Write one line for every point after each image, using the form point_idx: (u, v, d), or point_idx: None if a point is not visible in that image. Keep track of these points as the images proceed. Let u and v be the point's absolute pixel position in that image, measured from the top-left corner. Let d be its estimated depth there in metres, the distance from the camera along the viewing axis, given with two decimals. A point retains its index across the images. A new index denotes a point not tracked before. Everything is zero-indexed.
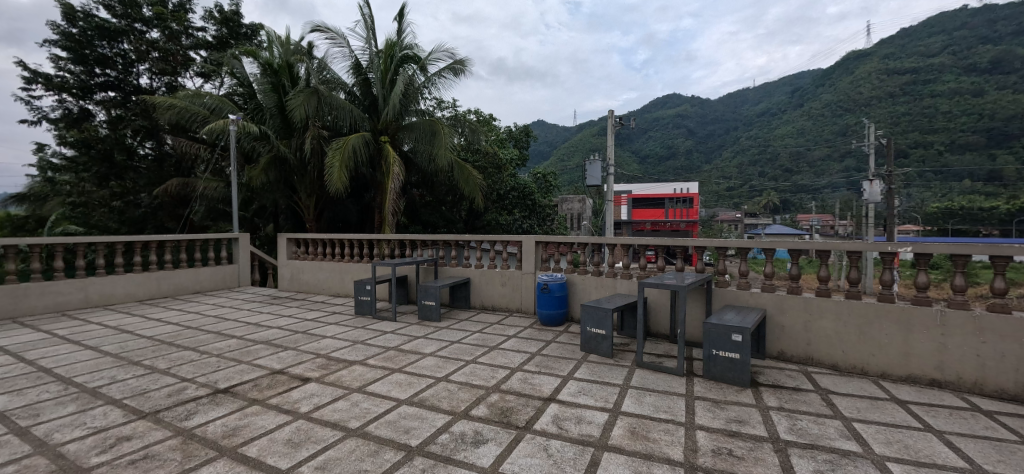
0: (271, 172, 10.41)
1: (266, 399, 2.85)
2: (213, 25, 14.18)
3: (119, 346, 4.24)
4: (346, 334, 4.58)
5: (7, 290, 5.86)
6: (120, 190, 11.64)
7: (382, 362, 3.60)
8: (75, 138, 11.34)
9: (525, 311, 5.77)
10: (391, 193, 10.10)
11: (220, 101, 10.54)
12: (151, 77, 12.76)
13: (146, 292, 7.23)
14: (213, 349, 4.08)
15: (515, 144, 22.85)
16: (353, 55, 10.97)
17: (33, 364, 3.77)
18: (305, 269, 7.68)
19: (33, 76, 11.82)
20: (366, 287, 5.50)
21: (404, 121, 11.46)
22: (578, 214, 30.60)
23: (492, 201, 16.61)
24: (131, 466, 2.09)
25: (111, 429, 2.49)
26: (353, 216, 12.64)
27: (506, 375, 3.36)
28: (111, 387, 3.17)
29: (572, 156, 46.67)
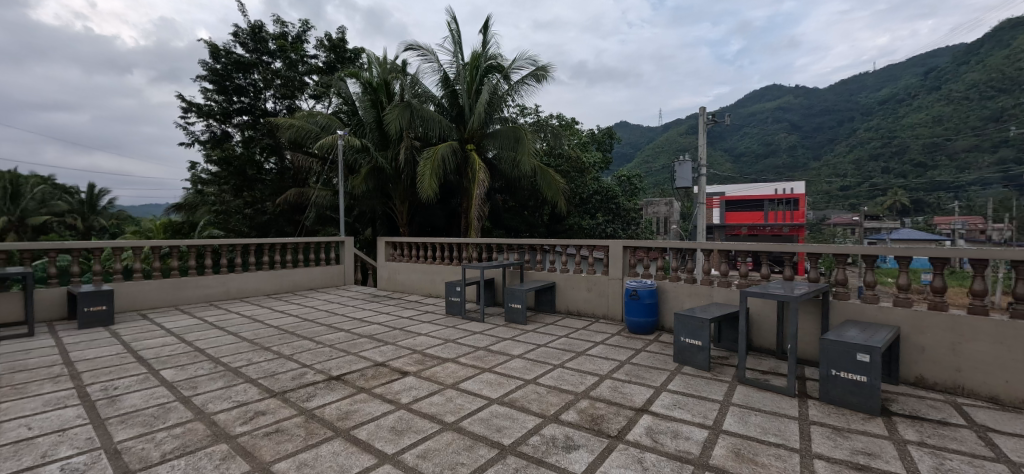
0: (371, 181, 11.40)
1: (372, 388, 3.11)
2: (324, 52, 15.97)
3: (253, 333, 4.91)
4: (439, 332, 4.83)
5: (172, 282, 7.10)
6: (251, 200, 13.49)
7: (474, 361, 3.74)
8: (218, 156, 13.41)
9: (611, 317, 5.62)
10: (477, 199, 10.52)
11: (329, 119, 11.81)
12: (274, 101, 14.69)
13: (271, 287, 8.30)
14: (325, 340, 4.56)
15: (598, 146, 22.45)
16: (442, 69, 11.62)
17: (191, 344, 4.52)
18: (400, 270, 8.26)
19: (189, 106, 14.25)
20: (456, 288, 5.77)
21: (489, 129, 11.86)
22: (664, 218, 29.14)
23: (575, 205, 16.45)
24: (266, 438, 2.40)
25: (249, 405, 2.89)
26: (441, 221, 13.37)
27: (595, 382, 3.30)
28: (247, 368, 3.69)
29: (657, 157, 44.62)
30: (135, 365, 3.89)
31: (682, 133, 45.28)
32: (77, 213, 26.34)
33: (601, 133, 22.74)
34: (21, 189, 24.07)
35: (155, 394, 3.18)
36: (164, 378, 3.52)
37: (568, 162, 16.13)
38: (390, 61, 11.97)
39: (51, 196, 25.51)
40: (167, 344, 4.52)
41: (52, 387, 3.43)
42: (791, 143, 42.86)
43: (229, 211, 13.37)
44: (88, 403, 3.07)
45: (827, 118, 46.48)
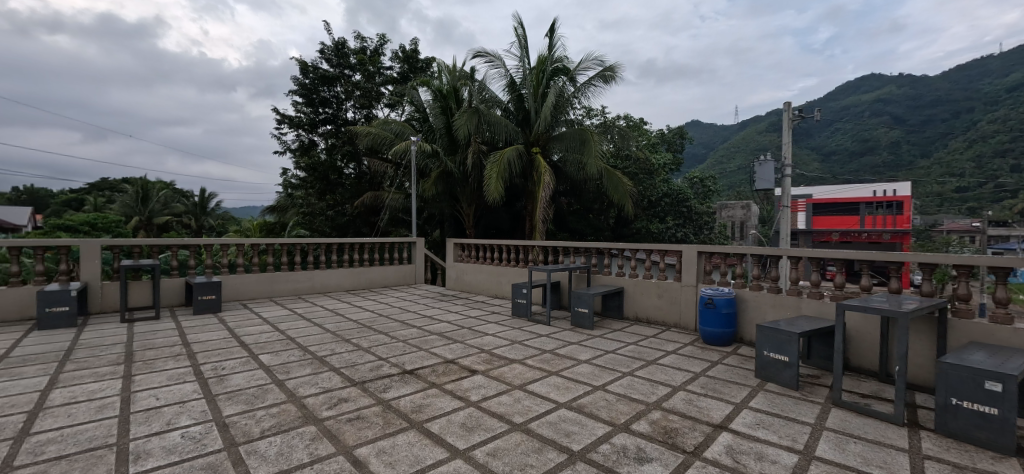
0: (440, 184, 11.87)
1: (443, 384, 3.22)
2: (398, 63, 16.92)
3: (335, 326, 5.31)
4: (506, 333, 4.89)
5: (268, 276, 7.87)
6: (333, 202, 14.59)
7: (540, 363, 3.74)
8: (306, 163, 14.68)
9: (684, 327, 5.34)
10: (542, 202, 10.53)
11: (403, 126, 12.48)
12: (354, 111, 15.69)
13: (350, 284, 8.92)
14: (399, 335, 4.80)
15: (668, 147, 21.52)
16: (509, 73, 11.80)
17: (283, 333, 4.99)
18: (468, 271, 8.49)
19: (282, 118, 15.78)
20: (522, 290, 5.81)
21: (555, 132, 11.84)
22: (741, 222, 27.18)
23: (643, 208, 15.89)
24: (348, 424, 2.57)
25: (333, 391, 3.12)
26: (506, 223, 13.57)
27: (668, 393, 3.15)
28: (330, 357, 3.98)
29: (733, 158, 41.83)
30: (238, 349, 4.37)
31: (762, 131, 42.08)
32: (193, 213, 30.16)
33: (672, 133, 21.79)
34: (150, 193, 28.09)
35: (254, 376, 3.54)
36: (261, 362, 3.91)
37: (636, 164, 15.65)
38: (459, 69, 12.37)
39: (174, 199, 29.51)
40: (263, 332, 5.02)
41: (174, 364, 3.95)
42: (894, 139, 38.15)
43: (314, 213, 14.58)
44: (202, 380, 3.49)
45: (940, 110, 40.76)
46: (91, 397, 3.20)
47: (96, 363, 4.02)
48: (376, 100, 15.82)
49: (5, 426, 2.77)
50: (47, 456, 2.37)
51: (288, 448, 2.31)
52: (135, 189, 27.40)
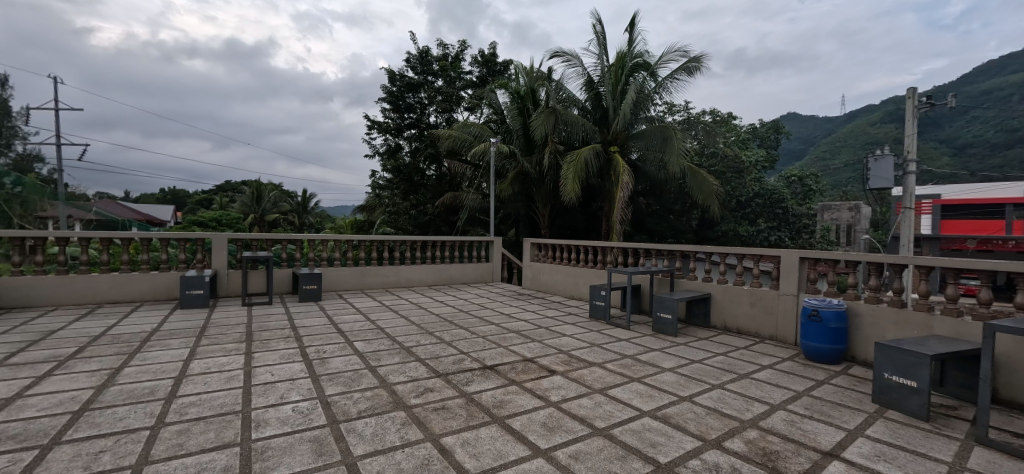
0: (516, 184, 12.05)
1: (523, 382, 3.25)
2: (477, 67, 17.46)
3: (419, 319, 5.61)
4: (584, 335, 4.82)
5: (360, 269, 8.55)
6: (416, 202, 15.43)
7: (622, 368, 3.62)
8: (392, 165, 15.67)
9: (781, 340, 4.87)
10: (620, 202, 10.21)
11: (482, 129, 12.85)
12: (436, 115, 16.45)
13: (432, 279, 9.37)
14: (479, 331, 4.94)
15: (760, 143, 19.80)
16: (586, 72, 11.63)
17: (374, 323, 5.37)
18: (544, 270, 8.52)
19: (372, 125, 17.00)
20: (601, 292, 5.70)
21: (634, 129, 11.45)
22: (847, 225, 24.19)
23: (730, 209, 14.78)
24: (435, 413, 2.69)
25: (420, 381, 3.29)
26: (581, 224, 13.41)
27: (766, 411, 2.88)
28: (416, 348, 4.21)
29: (839, 153, 37.32)
30: (336, 335, 4.79)
31: (876, 123, 37.08)
32: (296, 212, 33.67)
33: (765, 127, 19.98)
34: (264, 194, 31.92)
35: (350, 361, 3.85)
36: (356, 349, 4.24)
37: (724, 161, 14.57)
38: (537, 69, 12.41)
39: (282, 199, 33.20)
40: (357, 321, 5.46)
41: (284, 345, 4.44)
42: None
43: (399, 212, 15.54)
44: (307, 361, 3.88)
45: None
46: (221, 369, 3.70)
47: (224, 340, 4.65)
48: (456, 103, 16.46)
49: (159, 388, 3.30)
50: (190, 416, 2.79)
51: (381, 430, 2.48)
52: (252, 189, 31.26)
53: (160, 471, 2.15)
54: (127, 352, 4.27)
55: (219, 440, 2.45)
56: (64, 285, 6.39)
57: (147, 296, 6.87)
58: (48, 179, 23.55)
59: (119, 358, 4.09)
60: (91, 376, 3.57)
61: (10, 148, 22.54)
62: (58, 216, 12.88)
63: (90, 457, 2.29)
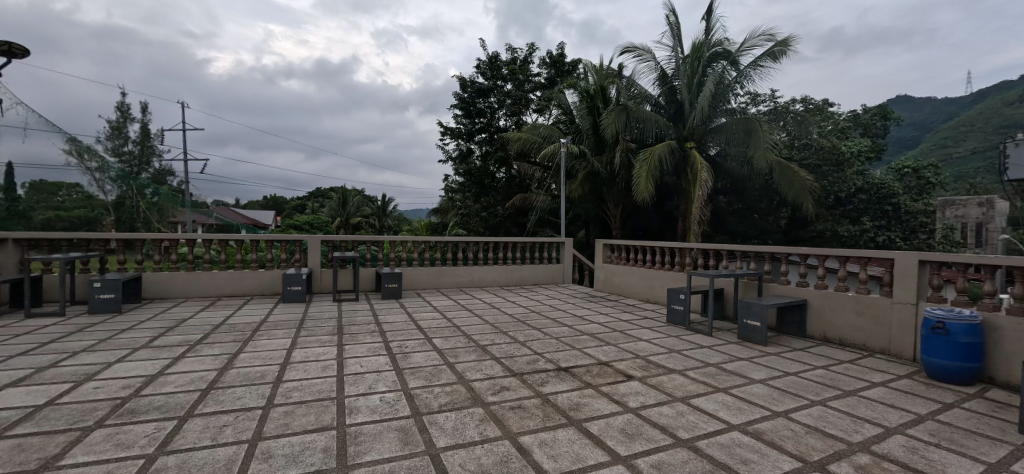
0: (587, 185, 11.87)
1: (599, 385, 3.19)
2: (546, 69, 17.56)
3: (492, 319, 5.74)
4: (662, 341, 4.62)
5: (436, 269, 8.95)
6: (486, 205, 15.79)
7: (705, 378, 3.42)
8: (464, 169, 16.15)
9: (895, 354, 4.30)
10: (698, 201, 9.64)
11: (551, 130, 12.85)
12: (506, 118, 16.69)
13: (503, 280, 9.55)
14: (552, 333, 4.94)
15: (864, 132, 17.62)
16: (659, 66, 11.17)
17: (450, 321, 5.60)
18: (617, 272, 8.31)
19: (445, 131, 17.66)
20: (679, 296, 5.42)
21: (713, 123, 10.79)
22: (978, 223, 20.70)
23: (826, 206, 13.34)
24: (511, 411, 2.74)
25: (496, 379, 3.37)
26: (655, 224, 12.90)
27: (880, 435, 2.55)
28: (491, 347, 4.32)
29: (966, 140, 32.07)
30: (416, 331, 5.06)
31: (1016, 103, 31.40)
32: (376, 215, 36.03)
33: (869, 114, 17.75)
34: (349, 199, 34.58)
35: (430, 356, 4.04)
36: (435, 345, 4.45)
37: (818, 153, 13.19)
38: (607, 66, 12.17)
39: (364, 203, 35.64)
40: (435, 319, 5.73)
41: (370, 339, 4.78)
42: None
43: (470, 214, 16.03)
44: (391, 355, 4.14)
45: None
46: (317, 358, 4.07)
47: (319, 332, 5.11)
48: (525, 106, 16.62)
49: (268, 373, 3.71)
50: (294, 400, 3.10)
51: (461, 425, 2.57)
52: (338, 196, 33.96)
53: (272, 446, 2.41)
54: (241, 339, 4.86)
55: (318, 423, 2.70)
56: (192, 280, 7.42)
57: (255, 291, 7.77)
58: (178, 190, 27.50)
59: (235, 344, 4.66)
60: (214, 359, 4.11)
61: (149, 165, 26.65)
62: (186, 221, 14.96)
63: (216, 430, 2.63)
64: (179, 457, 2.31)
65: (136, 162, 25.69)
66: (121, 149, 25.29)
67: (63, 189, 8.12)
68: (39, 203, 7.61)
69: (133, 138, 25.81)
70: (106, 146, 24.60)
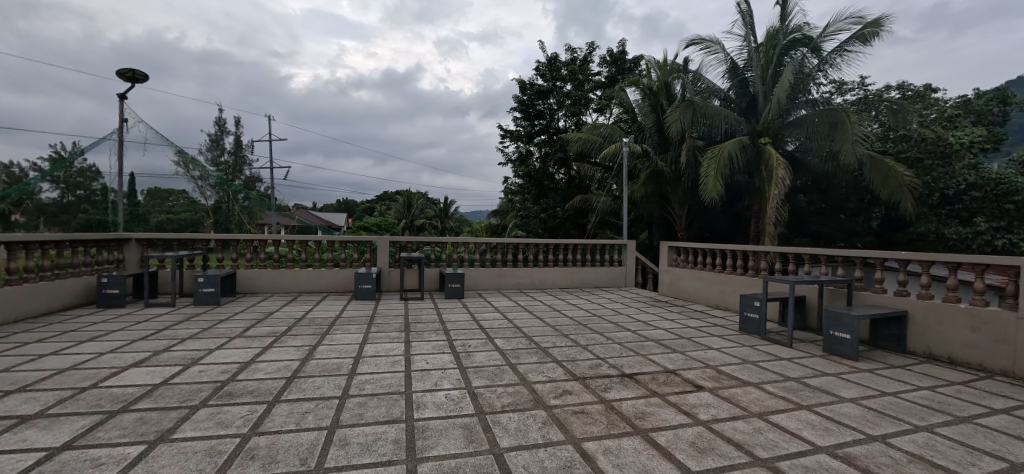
0: (650, 184, 11.47)
1: (666, 394, 3.07)
2: (606, 67, 17.32)
3: (553, 321, 5.72)
4: (734, 350, 4.34)
5: (497, 270, 9.09)
6: (546, 206, 15.78)
7: (785, 392, 3.16)
8: (523, 171, 16.23)
9: (1021, 378, 3.71)
10: (773, 200, 8.95)
11: (612, 129, 12.66)
12: (565, 119, 16.56)
13: (563, 282, 9.50)
14: (615, 337, 4.82)
15: (977, 120, 15.40)
16: (729, 58, 10.52)
17: (511, 322, 5.67)
18: (684, 276, 7.94)
19: (505, 134, 17.88)
20: (754, 303, 5.07)
21: (792, 116, 9.99)
22: None
23: (929, 205, 11.83)
24: (574, 416, 2.72)
25: (558, 382, 3.35)
26: (724, 226, 12.18)
27: (1003, 470, 2.21)
28: (552, 349, 4.31)
29: None
30: (479, 331, 5.18)
31: None
32: (439, 217, 37.30)
33: (983, 99, 15.51)
34: (413, 202, 36.15)
35: (493, 356, 4.12)
36: (497, 345, 4.52)
37: (919, 146, 11.74)
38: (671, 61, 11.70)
39: (428, 205, 37.06)
40: (496, 319, 5.82)
41: (435, 336, 4.96)
42: None
43: (530, 215, 16.09)
44: (455, 353, 4.26)
45: None
46: (387, 354, 4.30)
47: (388, 328, 5.39)
48: (585, 106, 16.42)
49: (343, 365, 3.98)
50: (367, 392, 3.30)
51: (524, 426, 2.59)
52: (404, 199, 35.59)
53: (348, 434, 2.58)
54: (320, 333, 5.26)
55: (389, 415, 2.84)
56: (277, 276, 8.15)
57: (330, 288, 8.36)
58: (265, 195, 30.33)
59: (315, 337, 5.04)
60: (297, 350, 4.48)
61: (241, 173, 29.61)
62: (272, 223, 16.43)
63: (300, 416, 2.87)
64: (269, 439, 2.54)
65: (230, 170, 28.66)
66: (219, 159, 28.36)
67: (172, 196, 9.31)
68: (155, 207, 9.03)
69: (229, 149, 28.86)
70: (208, 157, 27.78)
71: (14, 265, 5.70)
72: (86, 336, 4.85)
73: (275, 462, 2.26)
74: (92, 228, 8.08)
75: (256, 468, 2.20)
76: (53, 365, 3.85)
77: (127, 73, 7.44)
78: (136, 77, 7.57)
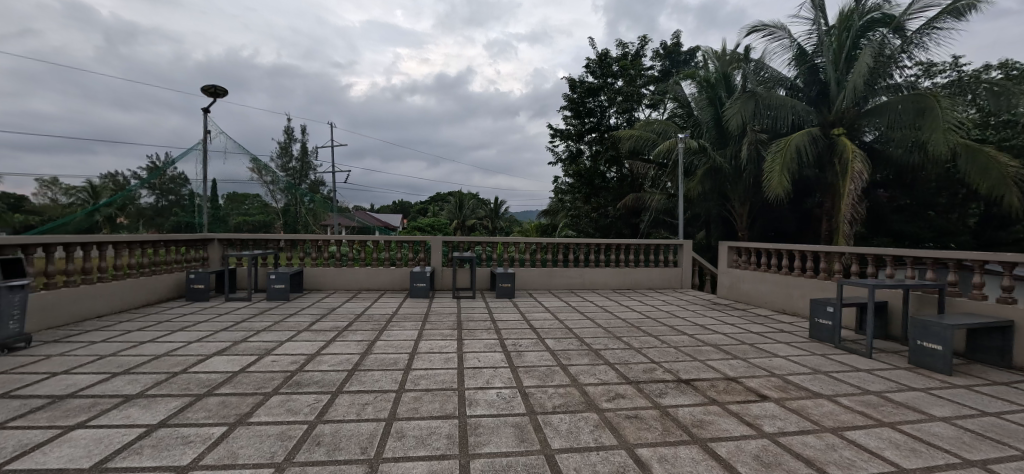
0: (707, 182, 10.95)
1: (726, 403, 2.92)
2: (659, 61, 17.01)
3: (605, 322, 5.62)
4: (804, 359, 4.04)
5: (547, 270, 9.08)
6: (597, 206, 15.50)
7: (862, 407, 2.90)
8: (573, 170, 16.05)
9: None
10: (848, 197, 8.21)
11: (665, 125, 12.20)
12: (617, 116, 16.18)
13: (616, 283, 9.30)
14: (670, 341, 4.66)
15: None
16: (796, 44, 9.79)
17: (562, 323, 5.64)
18: (746, 278, 7.51)
19: (555, 133, 17.80)
20: (827, 308, 4.69)
21: (871, 103, 9.11)
22: None
23: None
24: (627, 420, 2.66)
25: (611, 385, 3.29)
26: (792, 226, 11.36)
27: None
28: (604, 351, 4.23)
29: None
30: (529, 331, 5.20)
31: None
32: (490, 217, 37.77)
33: None
34: (465, 203, 36.90)
35: (543, 356, 4.12)
36: (547, 346, 4.51)
37: None
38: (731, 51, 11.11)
39: (479, 206, 37.68)
40: (547, 320, 5.81)
41: (487, 335, 5.04)
42: None
43: (580, 215, 15.89)
44: (506, 352, 4.31)
45: None
46: (440, 351, 4.43)
47: (441, 326, 5.55)
48: (637, 102, 15.89)
49: (399, 360, 4.15)
50: (421, 387, 3.42)
51: (576, 428, 2.56)
52: (455, 199, 36.40)
53: (404, 427, 2.68)
54: (378, 328, 5.52)
55: (442, 410, 2.93)
56: (339, 274, 8.65)
57: (388, 286, 8.74)
58: (329, 198, 32.30)
59: (373, 333, 5.29)
60: (358, 345, 4.73)
61: (307, 178, 31.70)
62: (334, 224, 17.42)
63: (361, 407, 3.03)
64: (332, 427, 2.70)
65: (298, 175, 30.75)
66: (288, 165, 30.53)
67: (248, 199, 10.13)
68: (233, 210, 9.82)
69: (296, 156, 31.03)
70: (278, 163, 30.05)
71: (119, 261, 6.47)
72: (178, 326, 5.42)
73: (338, 449, 2.40)
74: (182, 229, 8.97)
75: (321, 454, 2.35)
76: (152, 351, 4.34)
77: (210, 89, 8.21)
78: (218, 93, 8.34)
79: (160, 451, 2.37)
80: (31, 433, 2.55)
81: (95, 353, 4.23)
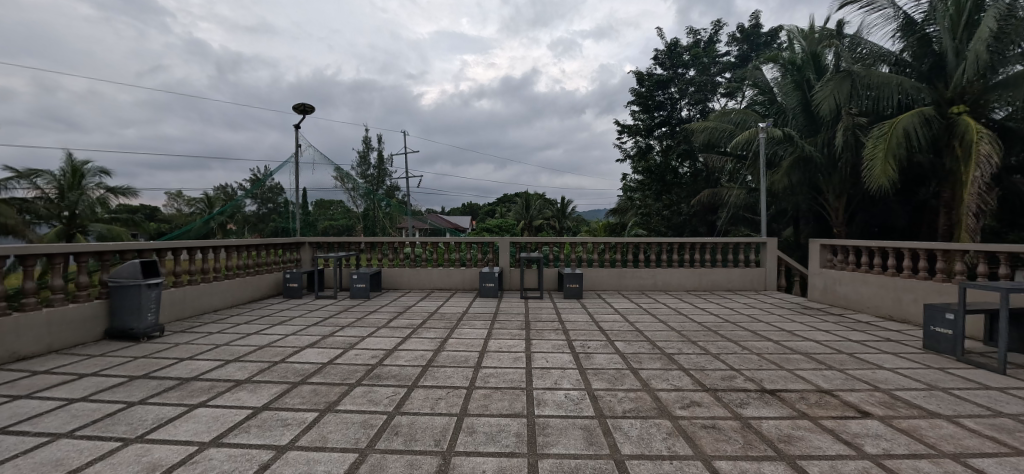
0: (795, 173, 10.02)
1: (818, 418, 2.66)
2: (736, 46, 16.13)
3: (679, 325, 5.38)
4: (916, 373, 3.54)
5: (616, 270, 8.85)
6: (669, 203, 14.82)
7: (993, 431, 2.48)
8: (642, 167, 15.45)
9: None
10: (972, 185, 7.05)
11: (744, 114, 11.38)
12: (689, 108, 15.41)
13: (690, 284, 8.84)
14: (753, 347, 4.33)
15: None
16: (901, 13, 8.61)
17: (633, 325, 5.47)
18: (843, 280, 6.75)
19: (622, 129, 17.31)
20: (946, 315, 4.08)
21: (1003, 74, 7.73)
22: None
23: None
24: (704, 430, 2.51)
25: (685, 392, 3.14)
26: (901, 219, 10.02)
27: None
28: (677, 356, 4.05)
29: None
30: (598, 332, 5.12)
31: None
32: (557, 216, 37.52)
33: None
34: (532, 203, 37.01)
35: (613, 359, 4.03)
36: (617, 348, 4.40)
37: None
38: (820, 28, 10.09)
39: (547, 206, 37.67)
40: (617, 321, 5.69)
41: (555, 336, 5.03)
42: None
43: (651, 213, 15.28)
44: (575, 354, 4.27)
45: None
46: (509, 350, 4.51)
47: (510, 326, 5.64)
48: (712, 92, 15.34)
49: (470, 358, 4.29)
50: (491, 384, 3.51)
51: (647, 435, 2.48)
52: (523, 199, 36.68)
53: (475, 423, 2.77)
54: (450, 327, 5.74)
55: (511, 409, 2.98)
56: (414, 274, 9.12)
57: (459, 286, 9.06)
58: (403, 202, 34.27)
59: (446, 330, 5.52)
60: (431, 342, 4.95)
61: (383, 184, 33.82)
62: (409, 226, 18.31)
63: (435, 401, 3.19)
64: (409, 419, 2.87)
65: (375, 182, 32.85)
66: (366, 173, 32.77)
67: (333, 205, 11.01)
68: (322, 215, 10.77)
69: (374, 163, 33.22)
70: (358, 171, 32.32)
71: (230, 262, 7.39)
72: (278, 321, 6.07)
73: (414, 440, 2.54)
74: (280, 233, 9.99)
75: (398, 443, 2.50)
76: (257, 342, 4.90)
77: (300, 107, 9.07)
78: (306, 110, 9.17)
79: (265, 431, 2.68)
80: (165, 409, 3.01)
81: (213, 342, 4.86)
